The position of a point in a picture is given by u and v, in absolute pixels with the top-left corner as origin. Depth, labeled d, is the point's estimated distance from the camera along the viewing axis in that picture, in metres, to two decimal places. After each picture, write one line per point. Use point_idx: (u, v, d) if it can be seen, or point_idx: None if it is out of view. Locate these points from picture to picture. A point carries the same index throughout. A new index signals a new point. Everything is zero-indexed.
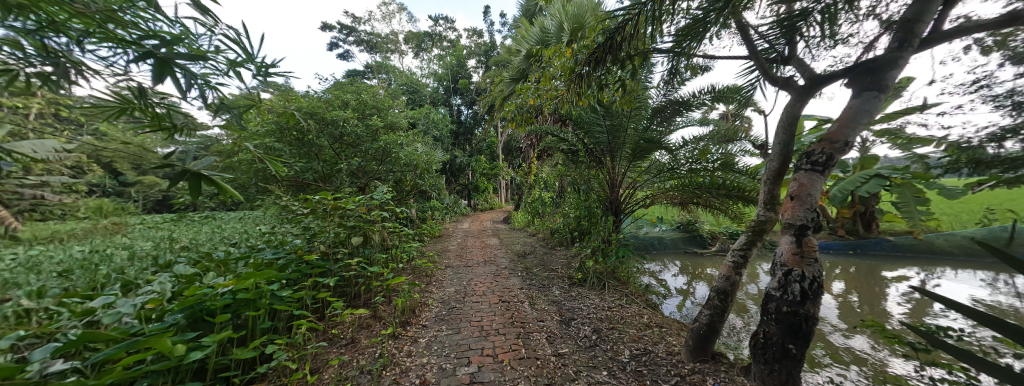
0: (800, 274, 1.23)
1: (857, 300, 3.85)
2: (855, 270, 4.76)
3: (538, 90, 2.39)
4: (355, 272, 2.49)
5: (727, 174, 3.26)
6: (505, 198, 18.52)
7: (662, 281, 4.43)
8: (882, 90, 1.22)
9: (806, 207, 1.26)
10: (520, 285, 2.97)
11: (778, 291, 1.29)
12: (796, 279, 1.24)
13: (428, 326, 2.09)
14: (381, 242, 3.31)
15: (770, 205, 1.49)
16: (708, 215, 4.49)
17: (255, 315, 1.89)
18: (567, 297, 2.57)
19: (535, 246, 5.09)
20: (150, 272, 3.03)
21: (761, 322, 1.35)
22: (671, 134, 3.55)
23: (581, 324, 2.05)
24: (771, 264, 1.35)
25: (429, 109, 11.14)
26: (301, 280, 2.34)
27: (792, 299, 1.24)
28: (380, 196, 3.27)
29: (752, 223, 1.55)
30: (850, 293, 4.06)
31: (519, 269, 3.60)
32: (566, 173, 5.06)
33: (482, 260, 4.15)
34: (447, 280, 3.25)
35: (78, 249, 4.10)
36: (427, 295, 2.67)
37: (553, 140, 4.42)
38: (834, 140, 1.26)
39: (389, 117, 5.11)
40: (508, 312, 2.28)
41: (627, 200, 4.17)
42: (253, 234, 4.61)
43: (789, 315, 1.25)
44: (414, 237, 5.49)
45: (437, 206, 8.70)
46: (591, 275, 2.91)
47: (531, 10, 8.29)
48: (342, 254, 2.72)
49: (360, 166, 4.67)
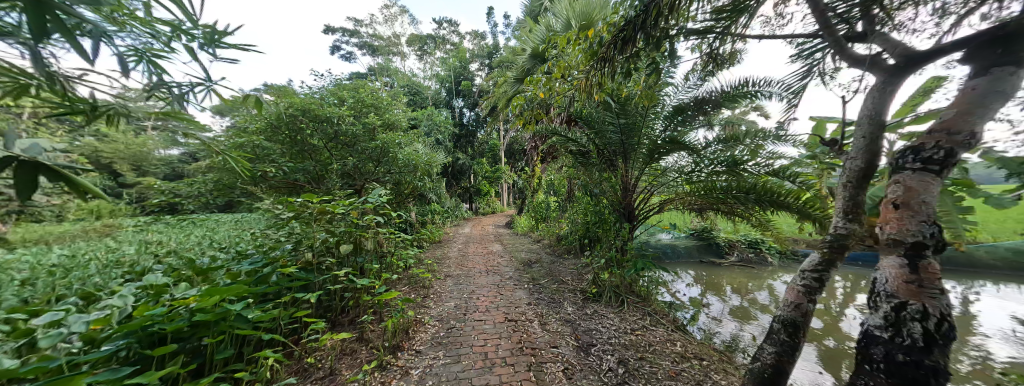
0: (921, 309, 1.14)
1: None
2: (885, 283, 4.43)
3: (551, 80, 2.13)
4: (343, 285, 2.20)
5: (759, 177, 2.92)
6: (507, 202, 18.21)
7: (675, 291, 4.12)
8: (1019, 65, 1.06)
9: (919, 220, 1.19)
10: (527, 299, 2.67)
11: (887, 333, 1.21)
12: (914, 317, 1.15)
13: (422, 353, 1.79)
14: (376, 249, 3.03)
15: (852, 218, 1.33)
16: (726, 222, 4.19)
17: (217, 341, 1.59)
18: (582, 316, 2.26)
19: (541, 254, 4.80)
20: (120, 281, 2.75)
21: (866, 372, 1.25)
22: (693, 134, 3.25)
23: (603, 353, 1.75)
24: (875, 291, 1.27)
25: (430, 111, 10.90)
26: (281, 295, 2.06)
27: (911, 344, 1.14)
28: (375, 199, 2.99)
29: (828, 237, 1.38)
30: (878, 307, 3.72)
31: (526, 280, 3.30)
32: (574, 176, 4.77)
33: (486, 269, 3.85)
34: (447, 292, 2.96)
35: (53, 253, 3.83)
36: (423, 311, 2.38)
37: (561, 140, 4.16)
38: (954, 132, 1.14)
39: (387, 115, 4.84)
40: (516, 335, 1.98)
41: (641, 206, 3.87)
42: (241, 239, 4.32)
43: (909, 364, 1.15)
44: (413, 242, 5.20)
45: (438, 210, 8.40)
46: (608, 290, 2.61)
47: (536, 10, 8.08)
48: (330, 263, 2.43)
49: (355, 167, 4.39)
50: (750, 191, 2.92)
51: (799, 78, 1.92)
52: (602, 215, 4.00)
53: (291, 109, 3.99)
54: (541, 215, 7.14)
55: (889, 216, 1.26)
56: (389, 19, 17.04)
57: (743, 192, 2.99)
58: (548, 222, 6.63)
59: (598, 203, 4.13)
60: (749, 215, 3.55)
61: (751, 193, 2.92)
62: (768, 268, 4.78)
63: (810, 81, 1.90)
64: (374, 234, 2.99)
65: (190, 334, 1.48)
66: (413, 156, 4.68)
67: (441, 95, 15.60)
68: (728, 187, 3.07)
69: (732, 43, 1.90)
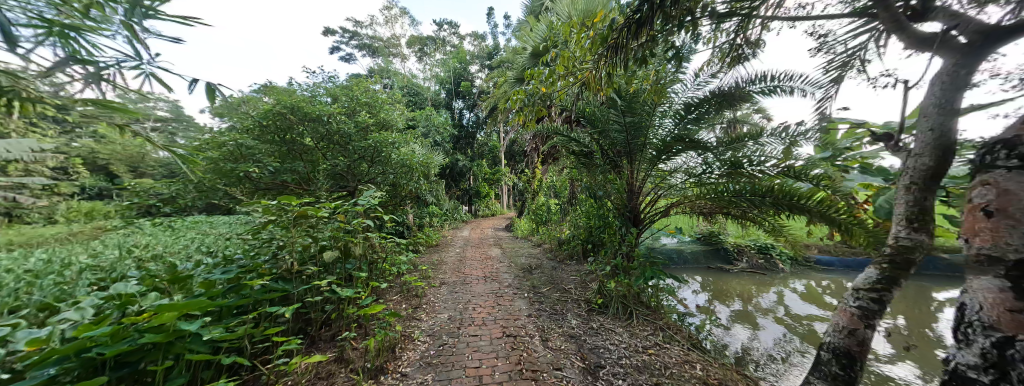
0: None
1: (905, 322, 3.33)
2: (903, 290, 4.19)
3: (554, 73, 1.94)
4: (323, 297, 2.01)
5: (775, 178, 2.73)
6: (507, 205, 18.03)
7: (681, 298, 3.93)
8: None
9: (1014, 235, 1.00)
10: (527, 310, 2.48)
11: (984, 376, 0.97)
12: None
13: (408, 376, 1.60)
14: (366, 256, 2.84)
15: (919, 230, 1.32)
16: (736, 226, 4.01)
17: (170, 365, 1.41)
18: (587, 331, 2.06)
19: (541, 259, 4.60)
20: (86, 288, 2.55)
21: None
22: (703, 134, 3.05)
23: (613, 378, 1.55)
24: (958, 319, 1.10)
25: (429, 111, 10.76)
26: (253, 309, 1.86)
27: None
28: (365, 201, 2.81)
29: (893, 249, 1.37)
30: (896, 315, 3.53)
31: (525, 288, 3.10)
32: (576, 178, 4.59)
33: (484, 275, 3.65)
34: (440, 302, 2.76)
35: (28, 256, 3.63)
36: (414, 325, 2.19)
37: (563, 140, 3.99)
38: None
39: (381, 114, 4.67)
40: (515, 354, 1.78)
41: (646, 209, 3.68)
42: (227, 242, 4.12)
43: None
44: (408, 246, 5.00)
45: (437, 212, 8.21)
46: (614, 301, 2.41)
47: (536, 10, 7.96)
48: (312, 273, 2.23)
49: (346, 167, 4.22)
50: (765, 194, 2.73)
51: (836, 67, 1.73)
52: (606, 219, 3.81)
53: (278, 107, 3.81)
54: (542, 218, 6.95)
55: (971, 225, 1.04)
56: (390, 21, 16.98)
57: (759, 196, 2.78)
58: (549, 226, 6.43)
59: (602, 207, 3.94)
60: (760, 219, 3.37)
61: (767, 196, 2.72)
62: (779, 275, 4.58)
63: (848, 70, 1.72)
64: (364, 239, 2.81)
65: (136, 357, 1.30)
66: (408, 157, 4.51)
67: (441, 97, 15.49)
68: (740, 190, 2.86)
69: (761, 25, 1.70)
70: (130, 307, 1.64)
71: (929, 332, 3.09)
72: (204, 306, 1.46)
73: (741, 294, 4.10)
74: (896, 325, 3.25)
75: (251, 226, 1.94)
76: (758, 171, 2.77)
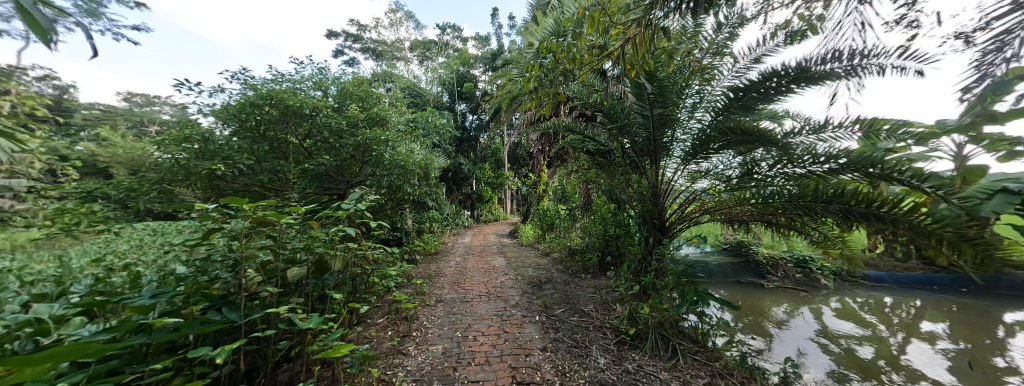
0: None
1: (970, 350, 2.88)
2: (959, 308, 3.64)
3: None
4: (280, 331, 1.57)
5: (834, 180, 2.29)
6: (509, 210, 17.65)
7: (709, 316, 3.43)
8: None
9: None
10: (541, 342, 2.02)
11: None
12: None
13: None
14: (346, 272, 2.39)
15: None
16: (773, 235, 3.52)
17: None
18: (620, 377, 1.61)
19: (550, 271, 4.15)
20: None
21: None
22: (750, 129, 2.58)
23: None
24: None
25: (430, 113, 10.43)
26: (186, 349, 1.42)
27: None
28: (348, 206, 2.38)
29: None
30: (959, 341, 3.06)
31: (536, 309, 2.64)
32: (589, 180, 4.15)
33: (487, 291, 3.18)
34: (432, 327, 2.30)
35: None
36: (393, 365, 1.72)
37: (576, 137, 3.58)
38: None
39: (374, 110, 4.28)
40: None
41: (673, 217, 3.19)
42: None
43: None
44: (403, 254, 4.56)
45: (436, 218, 7.75)
46: (648, 330, 1.95)
47: (542, 7, 7.64)
48: (273, 296, 1.79)
49: (334, 166, 3.80)
50: (834, 200, 2.20)
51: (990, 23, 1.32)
52: (626, 228, 3.33)
53: (258, 99, 3.39)
54: (548, 225, 6.49)
55: None
56: (393, 24, 16.79)
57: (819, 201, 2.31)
58: (556, 234, 5.96)
59: (620, 214, 3.47)
60: (811, 227, 2.88)
61: (834, 202, 2.20)
62: (821, 292, 4.06)
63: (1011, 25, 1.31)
64: (346, 251, 2.37)
65: None
66: (403, 157, 4.08)
67: (443, 100, 15.20)
68: (801, 194, 2.34)
69: None
70: (26, 343, 1.22)
71: (1005, 365, 2.64)
72: (98, 350, 1.05)
73: (778, 314, 3.60)
74: (964, 355, 2.80)
75: (207, 233, 1.54)
76: (821, 170, 2.28)
